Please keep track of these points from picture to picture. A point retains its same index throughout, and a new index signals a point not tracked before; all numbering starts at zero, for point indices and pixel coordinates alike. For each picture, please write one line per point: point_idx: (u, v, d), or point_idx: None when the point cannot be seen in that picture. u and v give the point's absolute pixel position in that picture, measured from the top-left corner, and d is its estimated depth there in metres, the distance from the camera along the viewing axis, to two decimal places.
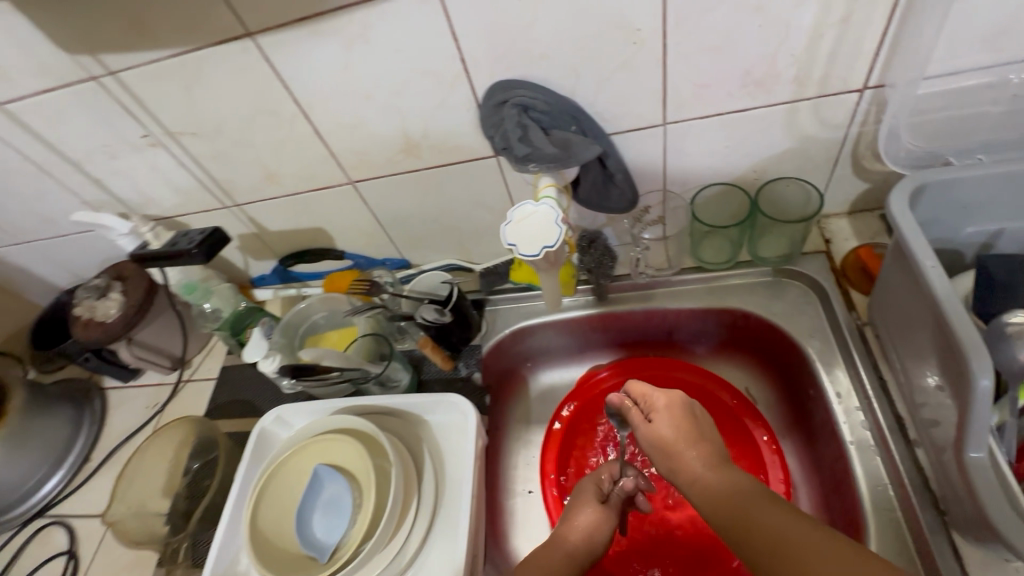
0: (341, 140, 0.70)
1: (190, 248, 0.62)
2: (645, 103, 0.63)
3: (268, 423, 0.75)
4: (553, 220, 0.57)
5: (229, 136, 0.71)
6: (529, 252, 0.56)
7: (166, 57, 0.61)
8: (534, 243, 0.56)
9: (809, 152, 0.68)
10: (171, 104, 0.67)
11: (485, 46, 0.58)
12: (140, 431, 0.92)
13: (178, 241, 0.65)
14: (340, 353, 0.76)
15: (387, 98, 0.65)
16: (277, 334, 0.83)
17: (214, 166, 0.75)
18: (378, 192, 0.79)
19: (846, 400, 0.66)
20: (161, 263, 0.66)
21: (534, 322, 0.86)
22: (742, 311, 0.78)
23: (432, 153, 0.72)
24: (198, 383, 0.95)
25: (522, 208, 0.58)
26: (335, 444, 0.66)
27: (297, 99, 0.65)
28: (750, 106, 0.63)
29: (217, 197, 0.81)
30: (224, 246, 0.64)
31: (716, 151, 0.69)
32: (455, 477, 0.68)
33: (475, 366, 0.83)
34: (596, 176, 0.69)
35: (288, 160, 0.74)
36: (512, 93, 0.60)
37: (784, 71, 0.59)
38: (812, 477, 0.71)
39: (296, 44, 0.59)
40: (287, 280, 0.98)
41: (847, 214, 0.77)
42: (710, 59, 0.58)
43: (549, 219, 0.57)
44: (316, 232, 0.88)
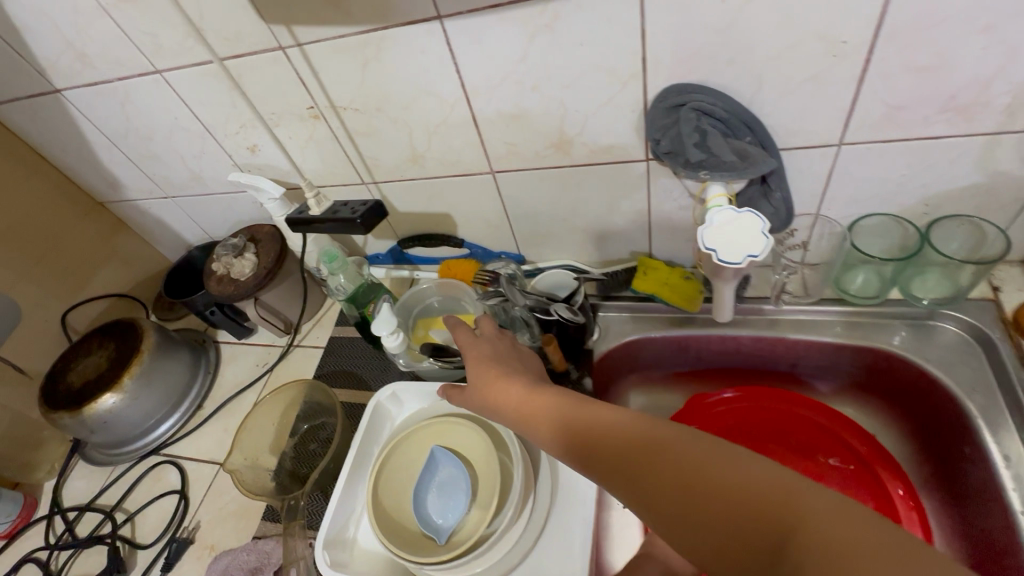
0: (496, 129, 0.71)
1: (353, 218, 0.66)
2: (827, 119, 0.60)
3: (383, 397, 0.76)
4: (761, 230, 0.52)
5: (388, 114, 0.73)
6: (732, 260, 0.52)
7: (353, 33, 0.63)
8: (738, 251, 0.52)
9: (997, 190, 0.63)
10: (344, 79, 0.69)
11: (673, 47, 0.57)
12: (250, 387, 0.96)
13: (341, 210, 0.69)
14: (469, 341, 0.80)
15: (555, 91, 0.64)
16: (395, 312, 0.87)
17: (365, 143, 0.78)
18: (516, 184, 0.79)
19: (1016, 465, 0.60)
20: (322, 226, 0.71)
21: (648, 336, 0.84)
22: (886, 352, 0.72)
23: (583, 151, 0.71)
24: (308, 349, 0.98)
25: (724, 215, 0.53)
26: (453, 429, 0.67)
27: (465, 84, 0.66)
28: (944, 133, 0.59)
29: (359, 173, 0.84)
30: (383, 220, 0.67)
31: (889, 179, 0.65)
32: (571, 482, 0.66)
33: (587, 370, 0.81)
34: (754, 192, 0.67)
35: (438, 143, 0.75)
36: (691, 97, 0.59)
37: (996, 99, 0.55)
38: (955, 541, 0.65)
39: (482, 30, 0.60)
40: (401, 261, 1.01)
41: (1019, 263, 0.71)
42: (915, 79, 0.55)
43: (757, 227, 0.52)
44: (442, 218, 0.90)
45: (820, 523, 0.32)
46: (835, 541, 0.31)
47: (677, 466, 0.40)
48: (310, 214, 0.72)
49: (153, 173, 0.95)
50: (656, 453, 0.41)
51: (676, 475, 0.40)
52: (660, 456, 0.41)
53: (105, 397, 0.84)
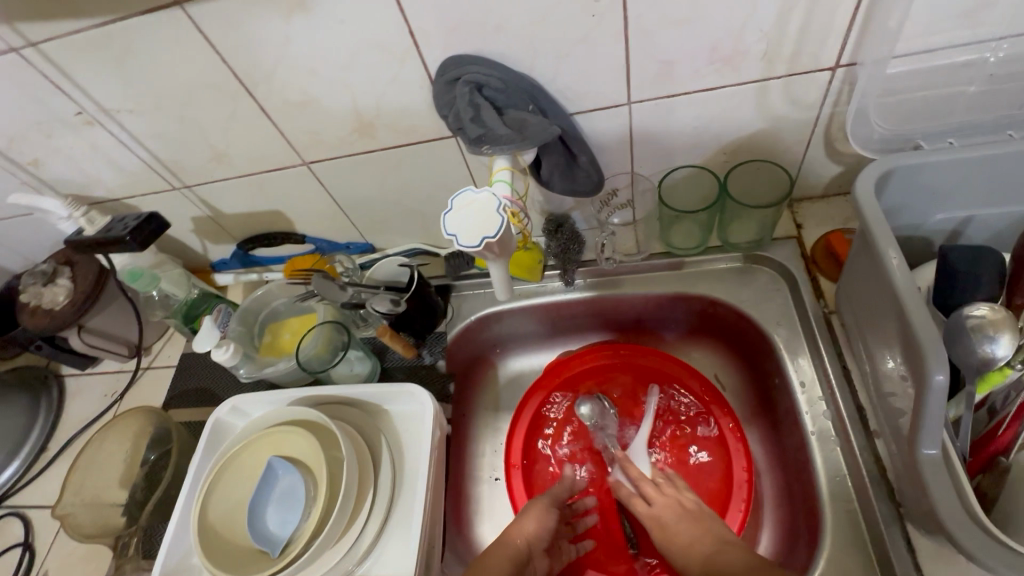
0: (291, 118, 0.66)
1: (125, 236, 0.65)
2: (608, 80, 0.60)
3: (224, 414, 0.74)
4: (495, 211, 0.52)
5: (171, 113, 0.66)
6: (469, 244, 0.51)
7: (91, 27, 0.56)
8: (472, 234, 0.51)
9: (781, 133, 0.65)
10: (103, 79, 0.62)
11: (435, 18, 0.54)
12: (99, 420, 0.90)
13: (113, 228, 0.67)
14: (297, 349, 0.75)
15: (335, 72, 0.61)
16: (234, 322, 0.81)
17: (158, 146, 0.71)
18: (335, 174, 0.75)
19: (810, 390, 0.65)
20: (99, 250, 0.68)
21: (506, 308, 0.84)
22: (710, 298, 0.76)
23: (388, 132, 0.68)
24: (158, 370, 0.92)
25: (463, 196, 0.52)
26: (287, 437, 0.65)
27: (240, 75, 0.61)
28: (719, 84, 0.60)
29: (166, 179, 0.77)
30: (162, 234, 0.66)
31: (684, 131, 0.66)
32: (413, 467, 0.68)
33: (439, 353, 0.81)
34: (560, 157, 0.65)
35: (237, 140, 0.70)
36: (466, 69, 0.57)
37: (752, 48, 0.56)
38: (775, 464, 0.70)
39: (231, 14, 0.55)
40: (249, 264, 0.95)
41: (819, 198, 0.75)
42: (674, 33, 0.55)
43: (492, 206, 0.52)
44: (274, 216, 0.84)
45: None
46: None
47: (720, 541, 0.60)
48: (83, 235, 0.70)
49: None
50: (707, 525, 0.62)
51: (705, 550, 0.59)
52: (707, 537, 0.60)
53: None
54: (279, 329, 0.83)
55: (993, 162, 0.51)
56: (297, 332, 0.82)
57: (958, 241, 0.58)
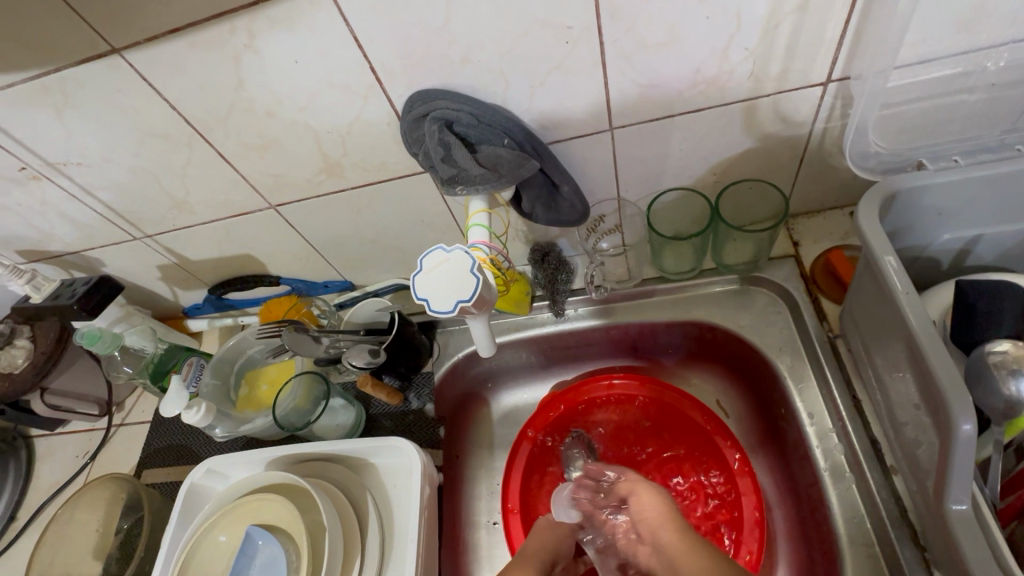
0: (251, 162, 0.62)
1: (72, 304, 0.64)
2: (588, 108, 0.56)
3: (198, 477, 0.69)
4: (470, 270, 0.48)
5: (121, 163, 0.62)
6: (443, 308, 0.48)
7: (24, 80, 0.52)
8: (445, 297, 0.48)
9: (773, 151, 0.62)
10: (44, 131, 0.58)
11: (397, 53, 0.50)
12: (71, 483, 0.85)
13: (61, 294, 0.67)
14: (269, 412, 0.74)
15: (294, 113, 0.56)
16: (208, 375, 0.76)
17: (112, 197, 0.67)
18: (305, 215, 0.71)
19: (819, 421, 0.61)
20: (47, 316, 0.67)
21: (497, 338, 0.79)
22: (708, 323, 0.72)
23: (357, 171, 0.64)
24: (132, 427, 0.87)
25: (433, 256, 0.49)
26: (264, 504, 0.60)
27: (192, 121, 0.57)
28: (704, 106, 0.57)
29: (125, 229, 0.72)
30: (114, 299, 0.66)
31: (671, 153, 0.62)
32: (403, 527, 0.63)
33: (427, 397, 0.77)
34: (541, 189, 0.61)
35: (196, 186, 0.66)
36: (433, 105, 0.53)
37: (738, 66, 0.52)
38: (786, 499, 0.66)
39: (175, 60, 0.50)
40: (223, 308, 0.90)
41: (815, 213, 0.71)
42: (655, 55, 0.51)
43: (465, 266, 0.48)
44: (244, 259, 0.80)
45: None
46: None
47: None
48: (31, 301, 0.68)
49: None
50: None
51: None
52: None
53: None
54: (256, 379, 0.79)
55: (1002, 178, 0.48)
56: (275, 382, 0.78)
57: (968, 259, 0.54)
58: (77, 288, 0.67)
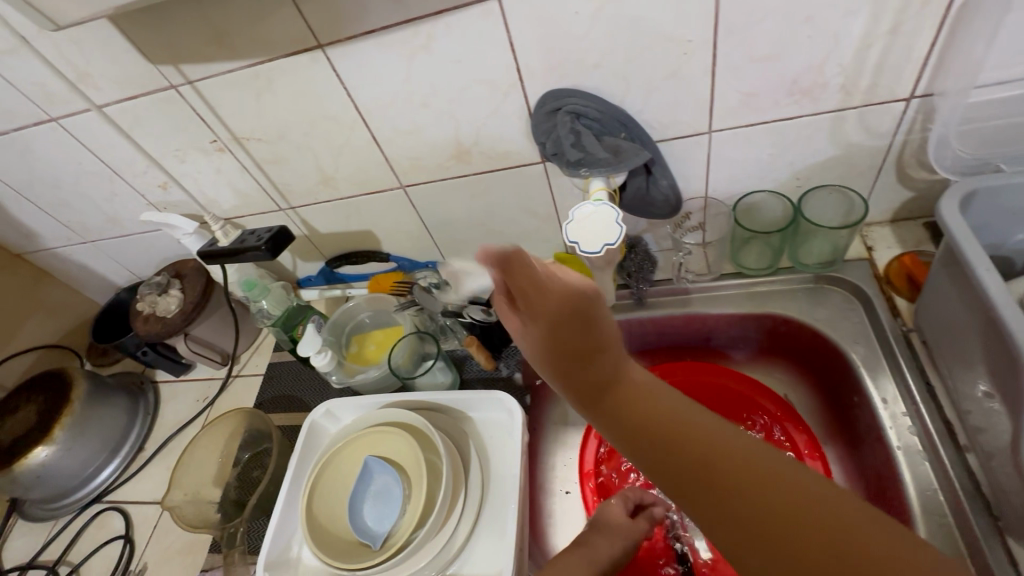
0: (396, 146, 0.74)
1: (259, 245, 0.73)
2: (692, 112, 0.65)
3: (318, 416, 0.79)
4: (614, 220, 0.58)
5: (291, 141, 0.75)
6: (592, 249, 0.58)
7: (241, 67, 0.65)
8: (594, 240, 0.58)
9: (854, 159, 0.69)
10: (241, 110, 0.71)
11: (540, 56, 0.61)
12: (192, 423, 0.96)
13: (246, 239, 0.76)
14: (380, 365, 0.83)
15: (443, 105, 0.68)
16: (326, 332, 0.88)
17: (275, 171, 0.80)
18: (427, 196, 0.82)
19: (892, 406, 0.66)
20: (232, 258, 0.76)
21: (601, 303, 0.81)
22: (783, 317, 0.78)
23: (482, 158, 0.75)
24: (246, 378, 0.98)
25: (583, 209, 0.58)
26: (384, 438, 0.69)
27: (359, 107, 0.69)
28: (796, 114, 0.65)
29: (275, 200, 0.85)
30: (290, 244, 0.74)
31: (759, 157, 0.71)
32: (501, 472, 0.71)
33: (515, 366, 0.85)
34: (641, 182, 0.71)
35: (344, 164, 0.78)
36: (566, 101, 0.63)
37: (831, 80, 0.61)
38: (855, 483, 0.71)
39: (362, 55, 0.63)
40: (332, 281, 1.02)
41: (888, 222, 0.77)
42: (759, 68, 0.60)
43: (612, 219, 0.58)
44: (364, 235, 0.92)
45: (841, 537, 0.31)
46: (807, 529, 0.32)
47: (775, 482, 0.34)
48: (218, 246, 0.78)
49: (69, 221, 0.95)
50: (709, 440, 0.37)
51: (744, 468, 0.35)
52: (713, 443, 0.36)
53: (37, 451, 0.82)
54: (365, 340, 0.90)
55: None
56: (382, 343, 0.88)
57: None
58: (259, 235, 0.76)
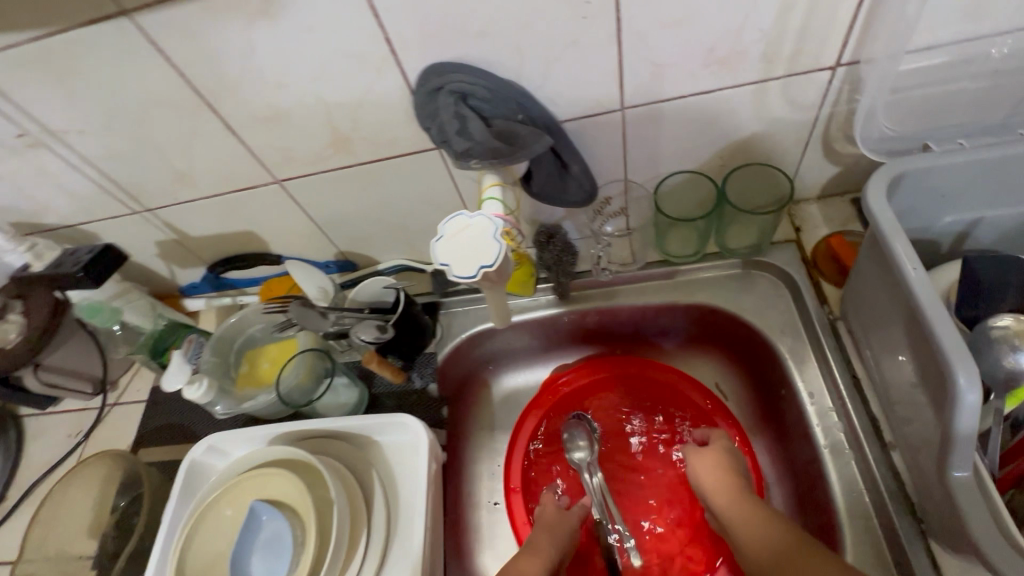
0: (258, 135, 0.61)
1: (76, 273, 0.63)
2: (600, 87, 0.56)
3: (199, 454, 0.68)
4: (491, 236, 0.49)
5: (126, 132, 0.61)
6: (467, 274, 0.48)
7: (28, 41, 0.51)
8: (468, 262, 0.48)
9: (779, 134, 0.63)
10: (46, 97, 0.56)
11: (413, 24, 0.50)
12: (63, 463, 0.83)
13: (62, 261, 0.65)
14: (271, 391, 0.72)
15: (305, 84, 0.56)
16: (208, 354, 0.75)
17: (113, 168, 0.66)
18: (309, 191, 0.70)
19: (819, 401, 0.63)
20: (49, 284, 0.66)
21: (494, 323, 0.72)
22: (710, 306, 0.73)
23: (366, 147, 0.63)
24: (127, 406, 0.85)
25: (455, 222, 0.49)
26: (270, 478, 0.59)
27: (199, 89, 0.56)
28: (715, 86, 0.57)
29: (125, 202, 0.71)
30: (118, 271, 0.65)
31: (679, 136, 0.63)
32: (409, 503, 0.63)
33: (430, 377, 0.77)
34: (551, 168, 0.62)
35: (200, 158, 0.64)
36: (448, 78, 0.53)
37: (751, 48, 0.53)
38: (783, 477, 0.68)
39: (186, 24, 0.50)
40: (221, 288, 0.89)
41: (817, 199, 0.72)
42: (670, 35, 0.52)
43: (488, 233, 0.49)
44: (246, 237, 0.79)
45: None
46: None
47: None
48: (34, 270, 0.68)
49: None
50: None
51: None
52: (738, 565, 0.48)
53: None
54: (257, 358, 0.78)
55: (1004, 163, 0.49)
56: (276, 360, 0.77)
57: (966, 242, 0.56)
58: (80, 256, 0.66)
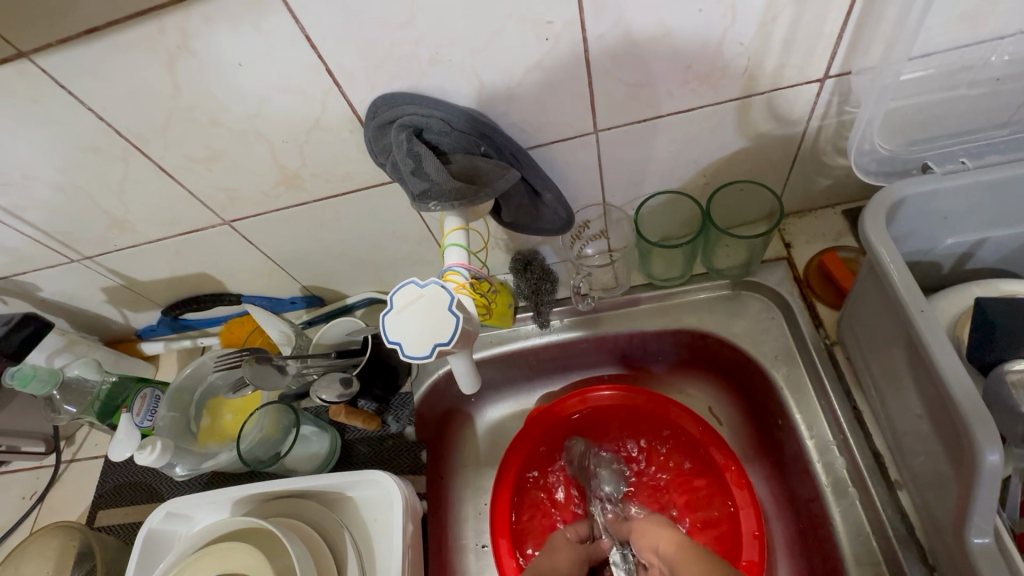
0: (197, 176, 0.56)
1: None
2: (571, 110, 0.51)
3: (157, 522, 0.63)
4: (447, 307, 0.44)
5: (47, 180, 0.55)
6: (417, 353, 0.43)
7: None
8: (423, 342, 0.43)
9: (765, 150, 0.58)
10: None
11: (355, 53, 0.44)
12: (18, 528, 0.77)
13: None
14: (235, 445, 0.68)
15: (242, 122, 0.50)
16: (164, 408, 0.69)
17: (41, 217, 0.59)
18: (264, 230, 0.64)
19: (818, 433, 0.59)
20: None
21: (464, 393, 0.58)
22: (700, 331, 0.69)
23: (318, 183, 0.58)
24: (83, 463, 0.79)
25: (406, 294, 0.45)
26: (231, 553, 0.54)
27: (124, 132, 0.50)
28: (694, 105, 0.52)
29: (60, 251, 0.65)
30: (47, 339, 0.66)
31: (659, 156, 0.58)
32: (384, 567, 0.59)
33: (406, 420, 0.73)
34: (522, 198, 0.56)
35: (137, 203, 0.59)
36: (400, 111, 0.47)
37: (731, 63, 0.48)
38: (783, 509, 0.64)
39: (97, 65, 0.44)
40: (181, 330, 0.83)
41: (807, 213, 0.68)
42: (643, 53, 0.47)
43: (443, 304, 0.44)
44: (199, 278, 0.73)
45: None
46: None
47: None
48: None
49: None
50: None
51: None
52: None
53: None
54: (220, 408, 0.73)
55: (1014, 181, 0.45)
56: (240, 411, 0.72)
57: (970, 262, 0.52)
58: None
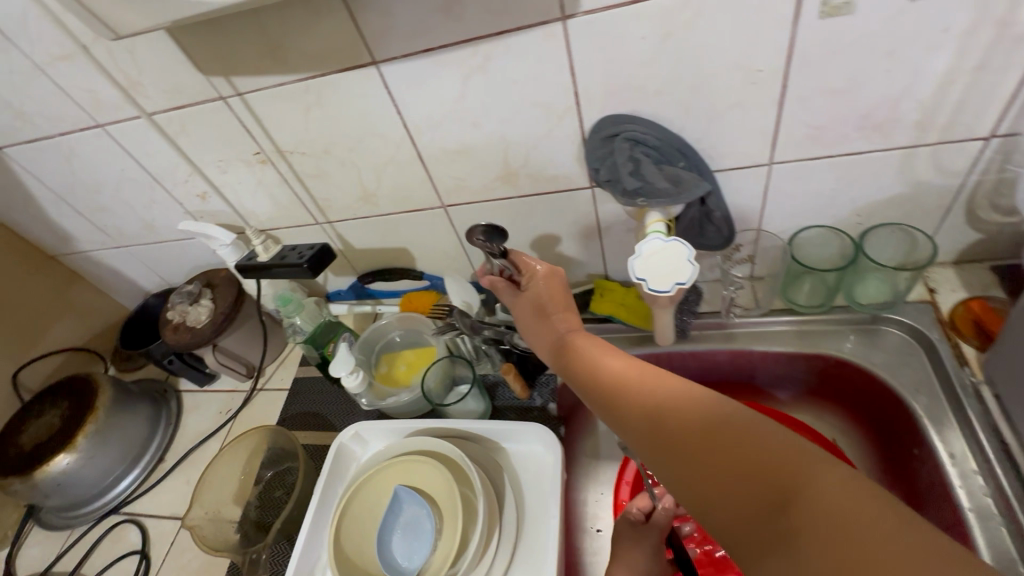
0: (442, 165, 0.72)
1: (300, 261, 0.72)
2: (754, 143, 0.63)
3: (346, 438, 0.75)
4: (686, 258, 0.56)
5: (335, 156, 0.74)
6: (661, 288, 0.56)
7: (291, 82, 0.65)
8: (666, 278, 0.56)
9: (921, 199, 0.66)
10: (287, 122, 0.70)
11: (601, 81, 0.59)
12: (213, 435, 0.94)
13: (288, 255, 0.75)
14: (412, 387, 0.80)
15: (495, 126, 0.66)
16: (356, 350, 0.85)
17: (316, 186, 0.79)
18: (469, 217, 0.80)
19: (961, 462, 0.61)
20: (270, 272, 0.76)
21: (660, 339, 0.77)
22: (836, 358, 0.74)
23: (529, 181, 0.72)
24: (271, 392, 0.96)
25: (653, 243, 0.58)
26: (416, 466, 0.66)
27: (408, 124, 0.68)
28: (865, 149, 0.62)
29: (312, 214, 0.84)
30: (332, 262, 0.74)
31: (819, 193, 0.68)
32: (537, 509, 0.68)
33: (549, 396, 0.82)
34: (696, 214, 0.69)
35: (386, 181, 0.76)
36: (624, 128, 0.62)
37: (905, 116, 0.58)
38: None
39: (416, 73, 0.61)
40: (362, 296, 1.00)
41: (952, 264, 0.74)
42: (830, 102, 0.58)
43: (682, 255, 0.56)
44: (400, 252, 0.90)
45: (818, 498, 0.34)
46: (800, 504, 0.34)
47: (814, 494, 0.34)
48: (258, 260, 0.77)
49: (104, 224, 0.94)
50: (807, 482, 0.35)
51: (779, 476, 0.36)
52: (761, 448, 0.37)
53: (58, 457, 0.81)
54: (395, 360, 0.86)
55: None
56: (413, 364, 0.84)
57: None
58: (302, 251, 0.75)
